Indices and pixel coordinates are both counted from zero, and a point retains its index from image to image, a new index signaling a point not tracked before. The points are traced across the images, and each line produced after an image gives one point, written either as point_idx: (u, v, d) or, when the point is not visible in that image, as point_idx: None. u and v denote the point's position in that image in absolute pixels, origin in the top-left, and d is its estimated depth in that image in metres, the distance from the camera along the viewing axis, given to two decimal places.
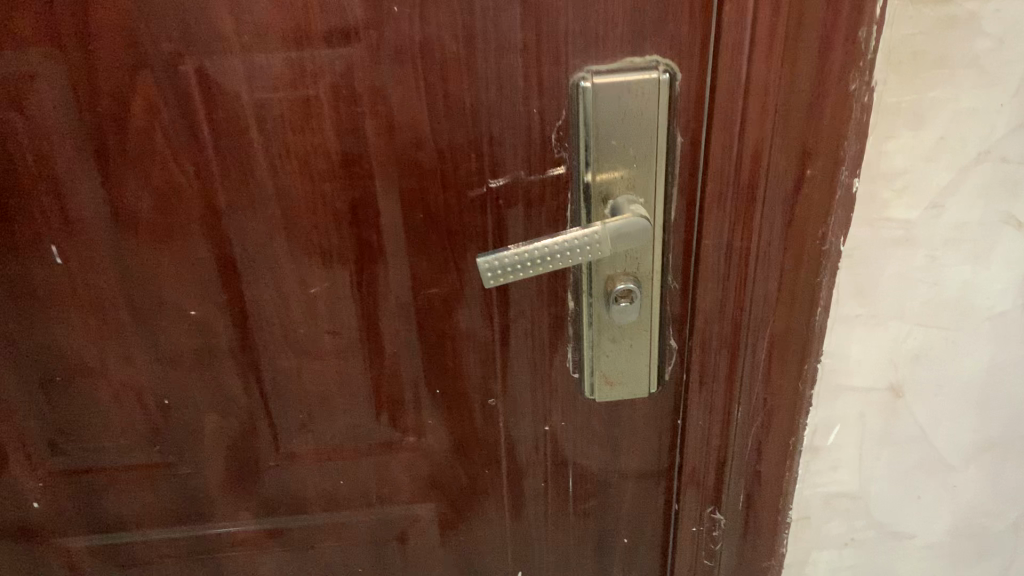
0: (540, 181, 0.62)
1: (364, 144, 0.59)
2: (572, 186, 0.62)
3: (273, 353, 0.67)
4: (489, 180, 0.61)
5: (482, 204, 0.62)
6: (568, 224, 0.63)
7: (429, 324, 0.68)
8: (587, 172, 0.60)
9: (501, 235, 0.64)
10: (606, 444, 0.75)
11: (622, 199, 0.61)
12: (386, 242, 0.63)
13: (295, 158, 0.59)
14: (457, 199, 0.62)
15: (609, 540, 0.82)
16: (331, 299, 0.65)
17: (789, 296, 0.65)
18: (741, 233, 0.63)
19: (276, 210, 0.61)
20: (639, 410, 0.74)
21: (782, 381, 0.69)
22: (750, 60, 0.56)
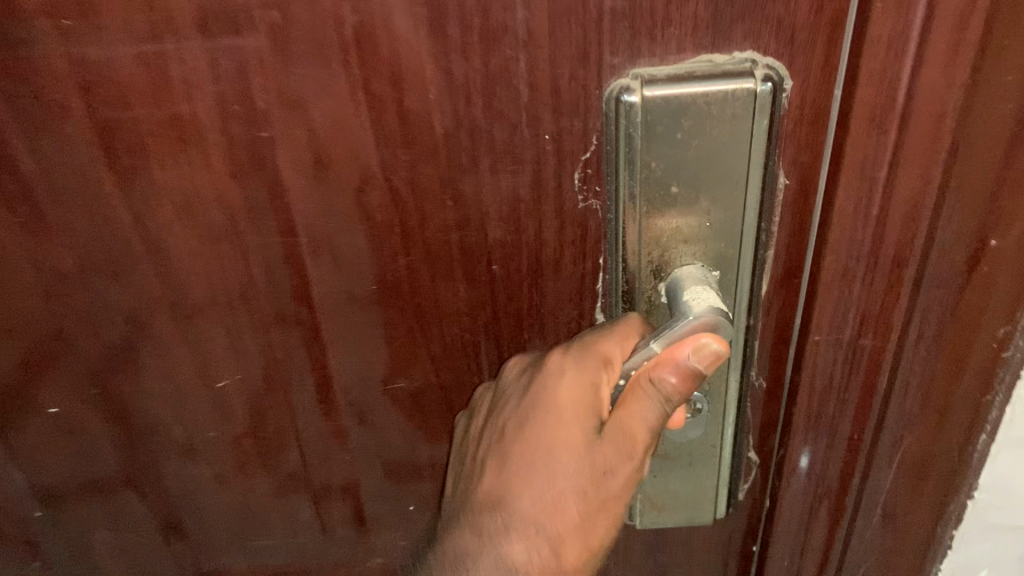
0: (556, 243, 0.39)
1: (278, 186, 0.37)
2: (605, 249, 0.39)
3: (176, 457, 0.47)
4: (477, 239, 0.39)
5: (467, 273, 0.40)
6: (598, 301, 0.41)
7: (396, 429, 0.46)
8: (631, 235, 0.38)
9: (496, 314, 0.42)
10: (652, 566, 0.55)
11: (686, 337, 0.36)
12: (323, 320, 0.42)
13: (173, 206, 0.38)
14: (427, 265, 0.40)
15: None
16: (252, 395, 0.45)
17: (936, 412, 0.42)
18: (872, 326, 0.40)
19: (154, 278, 0.40)
20: (701, 536, 0.52)
21: (917, 520, 0.47)
22: (917, 70, 0.32)
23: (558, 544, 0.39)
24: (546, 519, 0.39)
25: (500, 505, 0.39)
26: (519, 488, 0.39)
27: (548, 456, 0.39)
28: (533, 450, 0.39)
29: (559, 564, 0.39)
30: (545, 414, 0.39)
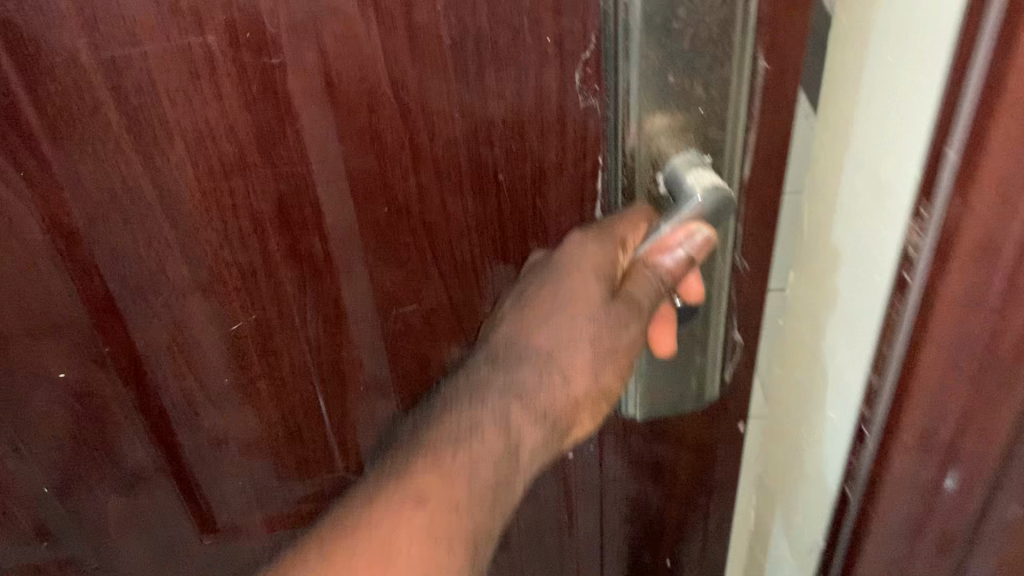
0: (558, 146, 0.41)
1: (288, 113, 0.38)
2: (605, 148, 0.41)
3: (190, 411, 0.47)
4: (482, 147, 0.41)
5: (474, 182, 0.42)
6: (597, 201, 0.43)
7: (408, 352, 0.48)
8: (631, 138, 0.40)
9: (502, 226, 0.44)
10: (648, 453, 0.58)
11: (688, 212, 0.38)
12: (334, 248, 0.43)
13: (185, 146, 0.37)
14: (436, 183, 0.41)
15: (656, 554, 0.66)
16: (266, 336, 0.45)
17: None
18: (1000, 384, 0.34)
19: (165, 223, 0.40)
20: (693, 423, 0.56)
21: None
22: None
23: (559, 396, 0.40)
24: (549, 371, 0.40)
25: (509, 351, 0.41)
26: (531, 342, 0.41)
27: (563, 314, 0.40)
28: (546, 305, 0.41)
29: (558, 417, 0.41)
30: (564, 278, 0.41)
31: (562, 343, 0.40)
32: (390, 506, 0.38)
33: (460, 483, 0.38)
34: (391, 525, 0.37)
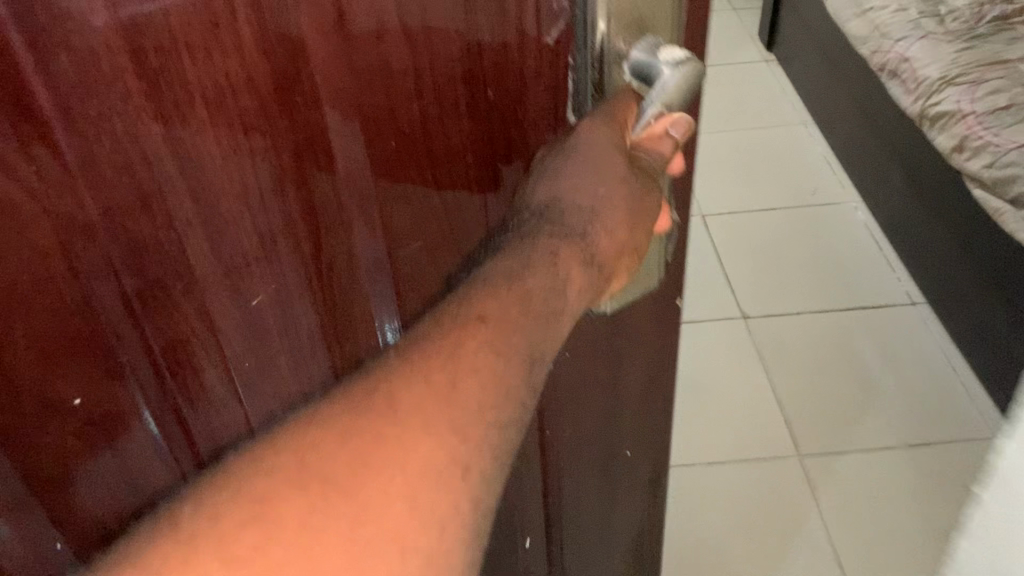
0: (535, 54, 0.41)
1: (301, 53, 0.34)
2: (575, 48, 0.42)
3: (209, 418, 0.41)
4: (475, 60, 0.40)
5: (466, 99, 0.41)
6: (569, 102, 0.44)
7: (416, 295, 0.46)
8: (602, 33, 0.41)
9: (493, 140, 0.43)
10: (598, 363, 0.51)
11: (671, 87, 0.40)
12: (347, 199, 0.40)
13: (207, 105, 0.33)
14: (436, 108, 0.40)
15: (614, 475, 0.60)
16: (287, 305, 0.40)
17: None
18: None
19: (189, 199, 0.34)
20: (646, 306, 0.51)
21: None
22: None
23: (602, 244, 0.39)
24: (589, 224, 0.39)
25: (554, 205, 0.39)
26: (567, 194, 0.39)
27: (593, 170, 0.39)
28: (572, 164, 0.39)
29: (604, 263, 0.39)
30: (586, 147, 0.39)
31: (597, 196, 0.39)
32: (457, 330, 0.34)
33: (513, 327, 0.35)
34: (457, 346, 0.33)
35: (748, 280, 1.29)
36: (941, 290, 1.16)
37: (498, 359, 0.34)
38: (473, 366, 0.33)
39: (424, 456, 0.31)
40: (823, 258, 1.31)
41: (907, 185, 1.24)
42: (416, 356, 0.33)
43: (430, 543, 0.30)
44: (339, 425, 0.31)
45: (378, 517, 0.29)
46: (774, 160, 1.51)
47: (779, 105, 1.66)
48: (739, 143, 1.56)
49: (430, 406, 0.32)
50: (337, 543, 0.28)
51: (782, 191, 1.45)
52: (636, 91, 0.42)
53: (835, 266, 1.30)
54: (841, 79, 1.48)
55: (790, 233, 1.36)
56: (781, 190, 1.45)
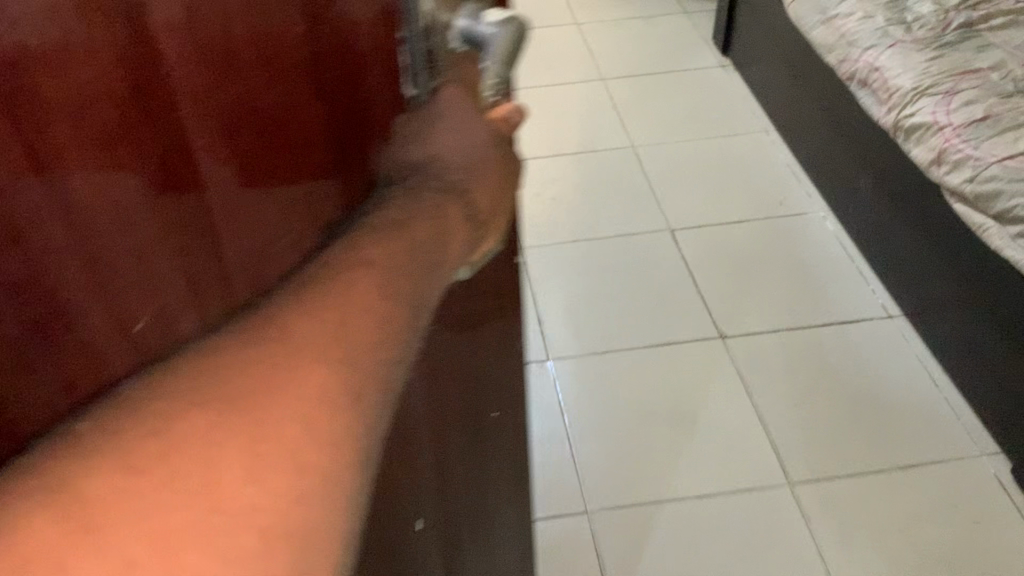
0: (370, 31, 0.36)
1: (154, 51, 0.28)
2: (404, 21, 0.37)
3: None
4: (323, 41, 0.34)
5: (324, 88, 0.35)
6: (404, 84, 0.38)
7: None
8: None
9: (351, 125, 0.37)
10: (452, 315, 0.47)
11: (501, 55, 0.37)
12: (228, 226, 0.33)
13: (65, 123, 0.26)
14: (297, 100, 0.34)
15: (476, 434, 0.56)
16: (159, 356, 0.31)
17: None
18: None
19: (61, 245, 0.27)
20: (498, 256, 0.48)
21: None
22: None
23: (479, 196, 0.38)
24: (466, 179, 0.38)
25: (433, 164, 0.37)
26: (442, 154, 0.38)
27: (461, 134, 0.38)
28: (440, 129, 0.38)
29: (480, 216, 0.39)
30: (449, 115, 0.38)
31: (471, 157, 0.38)
32: (346, 271, 0.31)
33: (402, 269, 0.32)
34: (352, 291, 0.30)
35: (719, 293, 1.18)
36: (912, 291, 1.10)
37: (393, 299, 0.31)
38: (362, 308, 0.30)
39: (299, 430, 0.27)
40: (790, 261, 1.22)
41: (874, 178, 1.15)
42: (305, 296, 0.30)
43: (323, 504, 0.27)
44: (207, 411, 0.26)
45: (279, 466, 0.26)
46: (728, 154, 1.41)
47: (725, 93, 1.55)
48: (694, 140, 1.45)
49: (303, 371, 0.28)
50: (224, 520, 0.25)
51: (743, 188, 1.35)
52: (466, 59, 0.40)
53: (801, 270, 1.21)
54: (786, 64, 1.38)
55: (756, 238, 1.26)
56: (740, 186, 1.35)
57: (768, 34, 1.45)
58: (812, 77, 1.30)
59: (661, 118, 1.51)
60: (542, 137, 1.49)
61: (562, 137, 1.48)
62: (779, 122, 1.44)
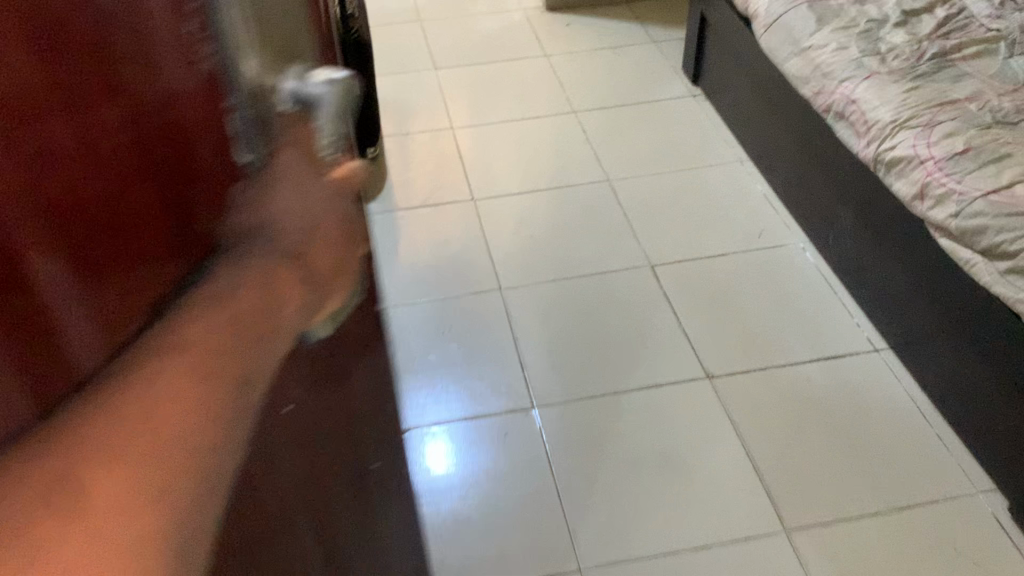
0: (192, 100, 0.33)
1: None
2: (228, 86, 0.34)
3: None
4: (133, 112, 0.30)
5: (141, 160, 0.30)
6: (234, 150, 0.36)
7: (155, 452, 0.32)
8: (249, 71, 0.35)
9: (174, 199, 0.33)
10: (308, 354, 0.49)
11: (335, 111, 0.38)
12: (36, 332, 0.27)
13: None
14: (117, 174, 0.29)
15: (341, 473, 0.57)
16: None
17: None
18: None
19: None
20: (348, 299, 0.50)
21: None
22: None
23: (319, 256, 0.36)
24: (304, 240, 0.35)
25: (270, 228, 0.35)
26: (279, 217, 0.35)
27: (300, 197, 0.36)
28: (275, 195, 0.35)
29: (322, 279, 0.36)
30: (283, 183, 0.36)
31: (309, 218, 0.36)
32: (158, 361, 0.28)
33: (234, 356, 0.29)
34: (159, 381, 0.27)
35: (703, 330, 1.16)
36: (897, 323, 1.09)
37: (209, 382, 0.28)
38: (176, 401, 0.27)
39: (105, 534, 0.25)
40: (773, 298, 1.20)
41: (853, 211, 1.15)
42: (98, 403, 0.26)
43: None
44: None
45: None
46: (706, 189, 1.40)
47: (698, 123, 1.55)
48: (669, 173, 1.44)
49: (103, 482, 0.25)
50: None
51: (722, 221, 1.34)
52: (295, 122, 0.38)
53: (784, 304, 1.19)
54: (759, 95, 1.37)
55: (737, 272, 1.25)
56: (718, 219, 1.34)
57: (739, 66, 1.45)
58: (786, 109, 1.29)
59: (636, 151, 1.49)
60: (517, 173, 1.47)
61: (536, 173, 1.46)
62: (754, 154, 1.43)
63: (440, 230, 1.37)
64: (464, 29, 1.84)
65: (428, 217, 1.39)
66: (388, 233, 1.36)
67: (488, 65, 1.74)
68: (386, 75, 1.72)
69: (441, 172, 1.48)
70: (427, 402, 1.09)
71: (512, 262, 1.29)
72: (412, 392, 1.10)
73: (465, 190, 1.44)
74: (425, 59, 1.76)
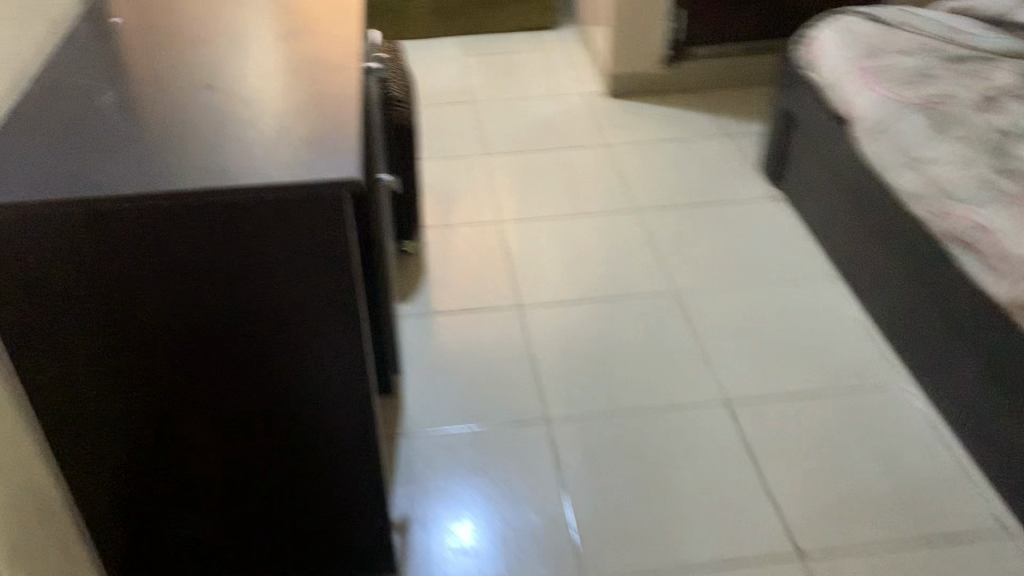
0: None
1: None
2: None
3: None
4: None
5: None
6: None
7: None
8: None
9: None
10: None
11: None
12: None
13: None
14: None
15: None
16: None
17: None
18: None
19: None
20: None
21: None
22: None
23: None
24: None
25: None
26: None
27: None
28: None
29: None
30: None
31: None
32: None
33: None
34: None
35: (789, 490, 0.98)
36: None
37: None
38: None
39: None
40: (870, 452, 1.02)
41: (974, 356, 0.96)
42: None
43: None
44: None
45: None
46: (785, 308, 1.22)
47: (778, 230, 1.38)
48: (745, 287, 1.26)
49: None
50: None
51: (809, 352, 1.15)
52: None
53: (885, 462, 1.01)
54: (854, 208, 1.21)
55: (830, 421, 1.06)
56: (807, 350, 1.16)
57: (829, 171, 1.28)
58: (886, 225, 1.12)
59: (707, 259, 1.32)
60: (571, 276, 1.30)
61: (592, 278, 1.30)
62: (845, 269, 1.25)
63: (482, 341, 1.20)
64: (520, 113, 1.71)
65: (469, 324, 1.22)
66: (419, 341, 1.20)
67: (545, 152, 1.60)
68: (434, 159, 1.59)
69: (487, 270, 1.32)
70: (455, 556, 0.92)
71: (564, 387, 1.12)
72: (438, 545, 0.93)
73: (508, 297, 1.27)
74: (476, 143, 1.63)
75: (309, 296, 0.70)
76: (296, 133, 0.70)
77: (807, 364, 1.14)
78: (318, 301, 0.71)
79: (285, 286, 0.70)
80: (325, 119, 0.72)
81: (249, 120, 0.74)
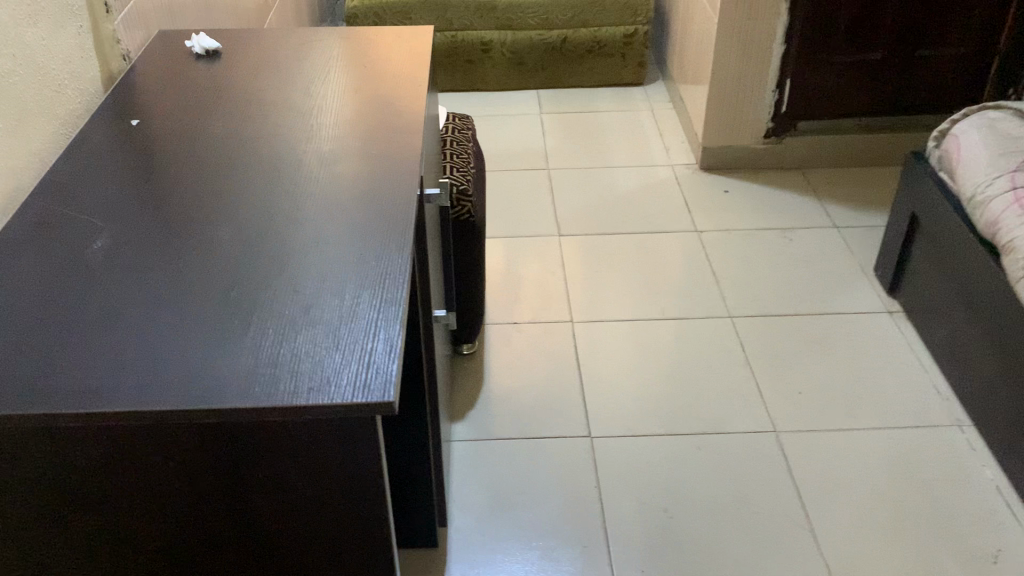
0: None
1: None
2: None
3: None
4: None
5: None
6: None
7: None
8: None
9: None
10: None
11: None
12: None
13: None
14: None
15: None
16: None
17: None
18: None
19: None
20: None
21: None
22: None
23: None
24: None
25: None
26: None
27: None
28: None
29: None
30: None
31: None
32: None
33: None
34: None
35: None
36: None
37: None
38: None
39: None
40: None
41: None
42: None
43: None
44: None
45: None
46: (907, 466, 1.03)
47: (896, 357, 1.18)
48: (856, 430, 1.08)
49: None
50: None
51: (935, 531, 0.96)
52: None
53: None
54: (997, 348, 1.02)
55: None
56: (933, 525, 0.96)
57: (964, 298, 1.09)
58: None
59: (811, 388, 1.14)
60: (650, 400, 1.13)
61: (673, 404, 1.12)
62: (981, 419, 1.06)
63: (542, 480, 1.03)
64: (599, 186, 1.54)
65: (529, 456, 1.06)
66: (471, 474, 1.04)
67: (625, 236, 1.43)
68: (501, 238, 1.43)
69: (553, 386, 1.16)
70: None
71: (638, 552, 0.94)
72: None
73: (579, 419, 1.11)
74: (549, 221, 1.47)
75: (327, 517, 0.55)
76: (321, 309, 0.55)
77: (935, 542, 0.94)
78: (336, 520, 0.56)
79: (294, 503, 0.55)
80: (361, 285, 0.57)
81: (276, 265, 0.59)
